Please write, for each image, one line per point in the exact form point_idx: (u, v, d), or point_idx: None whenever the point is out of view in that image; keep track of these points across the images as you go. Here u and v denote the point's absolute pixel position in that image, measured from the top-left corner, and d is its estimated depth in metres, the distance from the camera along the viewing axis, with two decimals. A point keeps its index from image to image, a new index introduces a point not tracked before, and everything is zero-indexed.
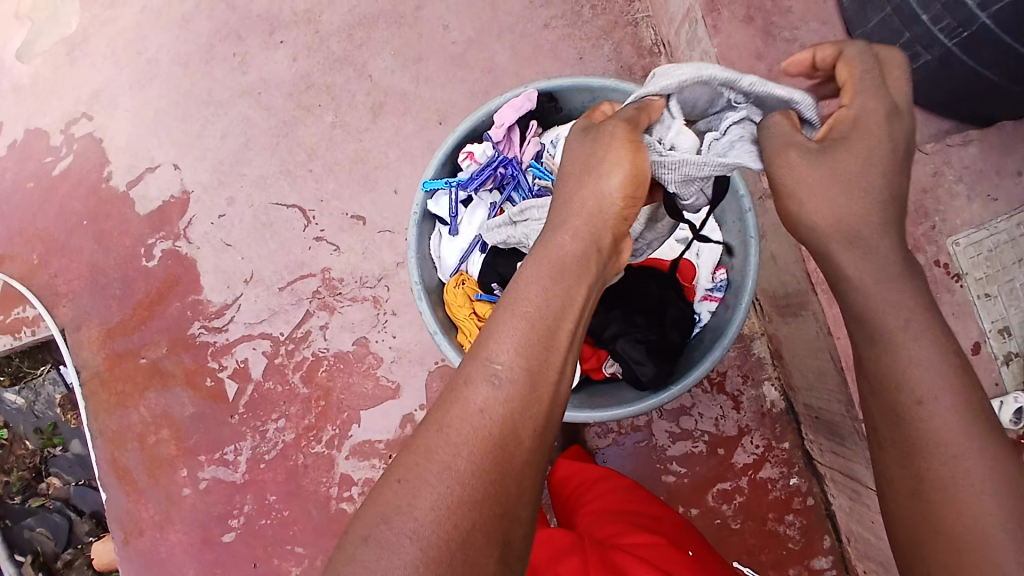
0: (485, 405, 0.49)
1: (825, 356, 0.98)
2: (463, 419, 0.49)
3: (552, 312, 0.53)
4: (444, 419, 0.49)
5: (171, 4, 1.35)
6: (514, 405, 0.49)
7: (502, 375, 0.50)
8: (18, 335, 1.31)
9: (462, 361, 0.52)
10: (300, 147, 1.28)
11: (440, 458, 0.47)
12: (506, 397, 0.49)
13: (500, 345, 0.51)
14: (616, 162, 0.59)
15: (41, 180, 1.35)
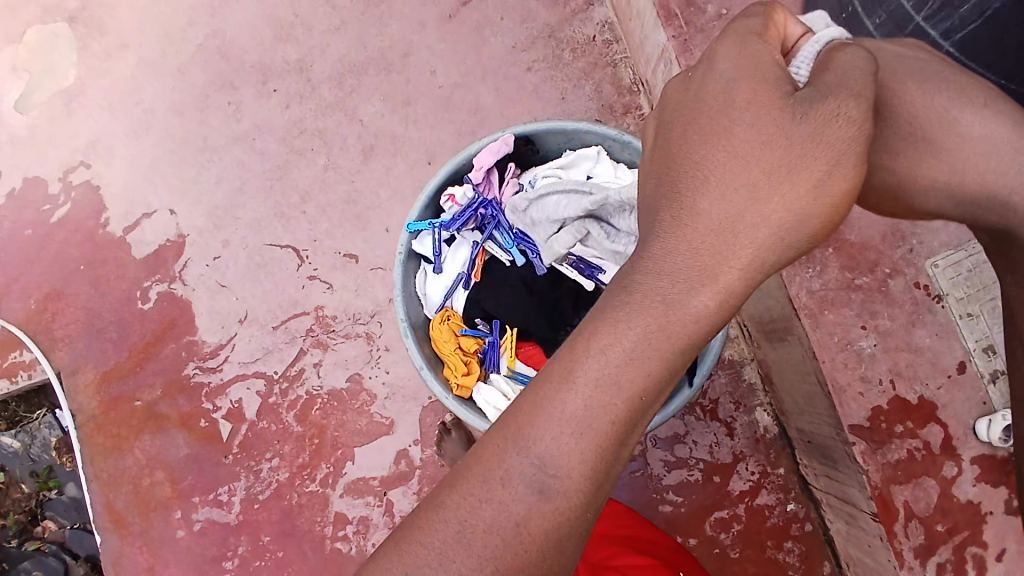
0: (524, 514, 0.45)
1: (813, 380, 0.99)
2: (501, 520, 0.45)
3: (634, 413, 0.46)
4: (476, 513, 0.45)
5: (167, 56, 1.41)
6: (558, 518, 0.45)
7: (551, 485, 0.45)
8: (14, 379, 1.32)
9: (513, 443, 0.46)
10: (293, 190, 1.32)
11: (461, 562, 0.44)
12: (551, 509, 0.45)
13: (562, 448, 0.45)
14: (775, 200, 0.46)
15: (39, 226, 1.38)
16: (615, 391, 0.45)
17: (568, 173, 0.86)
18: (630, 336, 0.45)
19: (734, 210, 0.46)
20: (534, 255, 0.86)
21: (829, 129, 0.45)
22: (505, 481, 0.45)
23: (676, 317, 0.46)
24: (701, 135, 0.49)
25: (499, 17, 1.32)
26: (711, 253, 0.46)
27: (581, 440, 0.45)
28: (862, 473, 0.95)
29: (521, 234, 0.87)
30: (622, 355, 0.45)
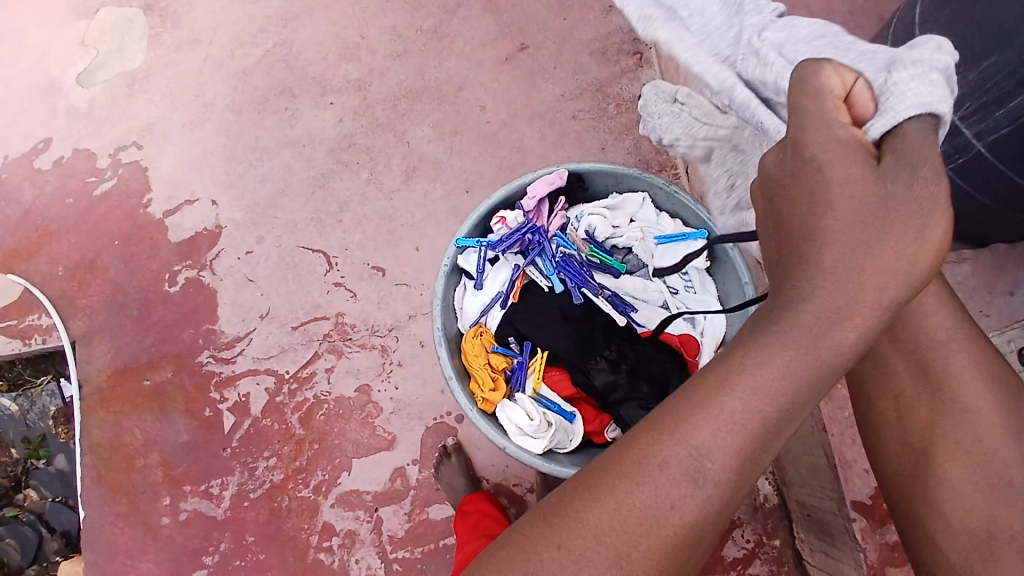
0: (678, 503, 0.43)
1: (819, 453, 1.00)
2: (658, 505, 0.43)
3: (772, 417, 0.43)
4: (620, 512, 0.43)
5: (233, 56, 1.48)
6: (710, 512, 0.43)
7: (707, 475, 0.42)
8: (28, 341, 1.33)
9: (657, 432, 0.44)
10: (333, 199, 1.36)
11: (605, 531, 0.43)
12: (704, 502, 0.43)
13: (704, 437, 0.43)
14: (890, 220, 0.41)
15: (81, 198, 1.42)
16: (763, 391, 0.42)
17: (612, 214, 0.92)
18: (758, 375, 0.43)
19: (859, 278, 0.41)
20: (572, 284, 0.90)
21: (934, 184, 0.42)
22: (615, 512, 0.43)
23: (820, 336, 0.42)
24: (801, 198, 0.44)
25: (553, 67, 1.39)
26: (836, 304, 0.42)
27: (704, 465, 0.43)
28: (859, 552, 0.95)
29: (563, 263, 0.91)
30: (764, 368, 0.43)
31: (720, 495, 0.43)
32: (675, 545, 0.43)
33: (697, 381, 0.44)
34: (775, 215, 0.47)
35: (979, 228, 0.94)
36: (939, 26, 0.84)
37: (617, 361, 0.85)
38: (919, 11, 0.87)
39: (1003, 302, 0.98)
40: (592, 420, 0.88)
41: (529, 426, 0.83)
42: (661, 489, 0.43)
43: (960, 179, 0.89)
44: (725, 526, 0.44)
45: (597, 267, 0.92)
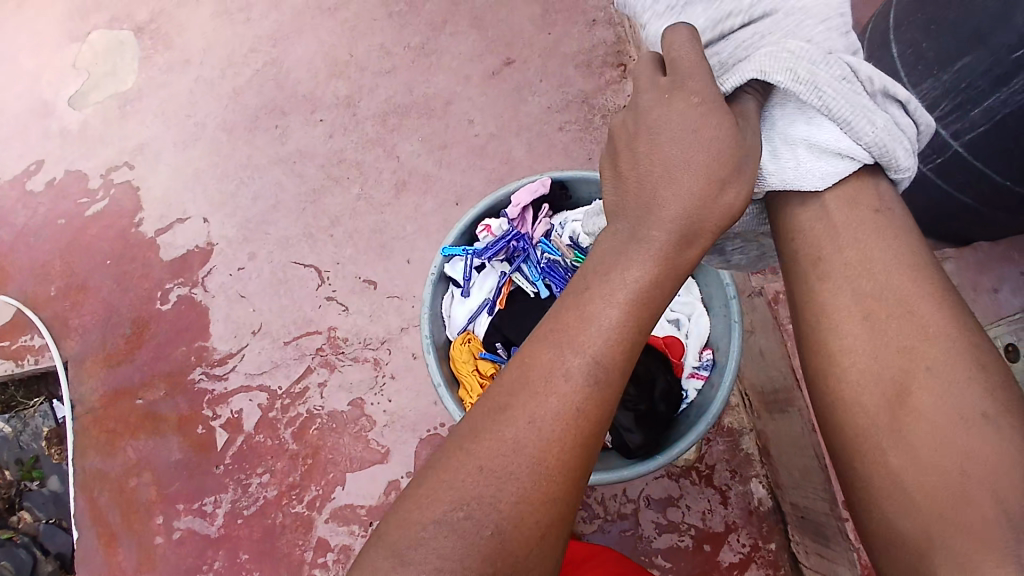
0: (506, 489, 0.45)
1: (810, 454, 1.01)
2: (489, 494, 0.45)
3: (580, 405, 0.47)
4: (460, 496, 0.45)
5: (224, 76, 1.50)
6: (534, 499, 0.45)
7: (525, 463, 0.46)
8: (20, 362, 1.34)
9: (503, 417, 0.47)
10: (324, 215, 1.37)
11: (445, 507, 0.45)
12: (526, 487, 0.45)
13: (524, 425, 0.47)
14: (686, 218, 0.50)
15: (73, 219, 1.43)
16: (575, 377, 0.47)
17: None
18: (572, 364, 0.47)
19: (657, 283, 0.49)
20: (558, 289, 0.93)
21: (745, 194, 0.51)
22: (465, 523, 0.45)
23: (621, 330, 0.48)
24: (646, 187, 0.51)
25: (539, 80, 1.41)
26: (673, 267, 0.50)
27: (553, 456, 0.46)
28: (853, 552, 0.96)
29: (549, 269, 0.94)
30: (580, 358, 0.48)
31: (563, 484, 0.46)
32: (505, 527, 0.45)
33: (527, 362, 0.49)
34: (628, 185, 0.53)
35: (957, 227, 0.96)
36: (911, 29, 0.87)
37: None
38: (892, 16, 0.91)
39: (990, 300, 0.99)
40: None
41: None
42: (510, 490, 0.45)
43: (939, 179, 0.90)
44: (554, 518, 0.46)
45: None
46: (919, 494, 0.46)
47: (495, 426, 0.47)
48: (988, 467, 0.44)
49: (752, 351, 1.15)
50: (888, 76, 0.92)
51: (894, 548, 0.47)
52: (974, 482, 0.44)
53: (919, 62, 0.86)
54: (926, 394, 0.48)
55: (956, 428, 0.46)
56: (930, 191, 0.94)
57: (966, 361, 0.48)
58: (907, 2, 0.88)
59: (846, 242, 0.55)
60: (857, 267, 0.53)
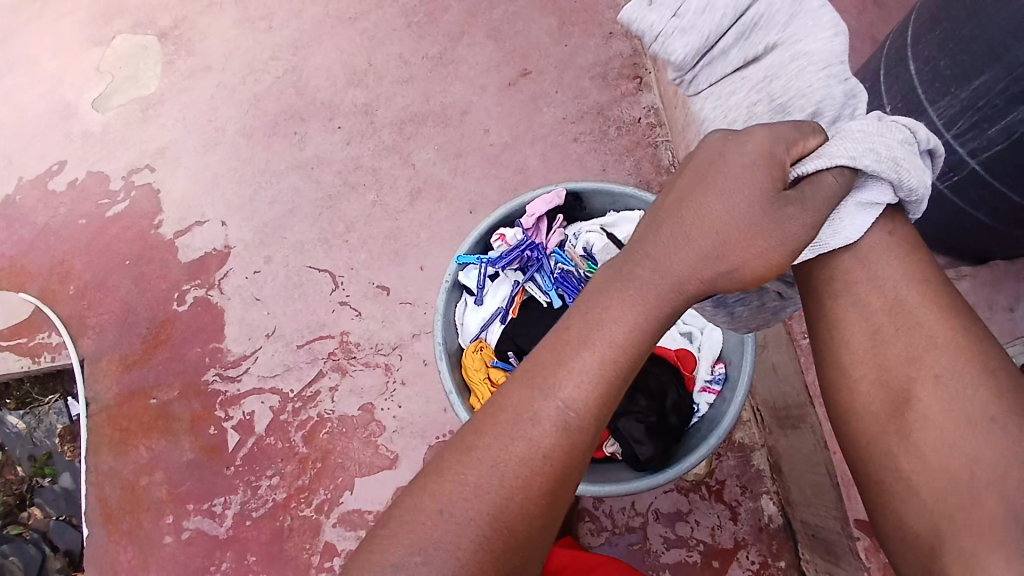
0: (471, 529, 0.47)
1: (822, 471, 1.01)
2: (456, 533, 0.46)
3: (553, 450, 0.49)
4: (427, 534, 0.47)
5: (244, 82, 1.52)
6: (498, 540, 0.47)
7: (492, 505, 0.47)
8: (37, 359, 1.36)
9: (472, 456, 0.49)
10: (340, 220, 1.39)
11: (408, 542, 0.46)
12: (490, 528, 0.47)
13: (493, 466, 0.48)
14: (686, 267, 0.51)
15: (93, 219, 1.45)
16: (552, 423, 0.49)
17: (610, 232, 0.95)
18: (547, 410, 0.49)
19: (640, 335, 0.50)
20: (570, 299, 0.94)
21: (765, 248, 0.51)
22: (422, 567, 0.46)
23: (600, 379, 0.50)
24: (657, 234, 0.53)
25: (554, 91, 1.42)
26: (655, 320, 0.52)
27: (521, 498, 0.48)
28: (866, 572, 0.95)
29: (562, 279, 0.95)
30: (555, 405, 0.49)
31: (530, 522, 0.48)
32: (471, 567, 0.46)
33: (504, 406, 0.50)
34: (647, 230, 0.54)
35: (972, 241, 0.96)
36: (929, 46, 0.87)
37: None
38: (910, 34, 0.91)
39: (1006, 317, 0.99)
40: None
41: None
42: (471, 532, 0.47)
43: (955, 197, 0.92)
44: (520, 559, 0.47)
45: None
46: (933, 499, 0.49)
47: (461, 465, 0.49)
48: (994, 472, 0.48)
49: (764, 366, 1.15)
50: (905, 93, 0.93)
51: (911, 550, 0.51)
52: (981, 485, 0.48)
53: (937, 80, 0.87)
54: (935, 403, 0.51)
55: (968, 437, 0.49)
56: (947, 207, 0.94)
57: (969, 370, 0.51)
58: (925, 19, 0.88)
59: (860, 270, 0.56)
60: (871, 290, 0.55)
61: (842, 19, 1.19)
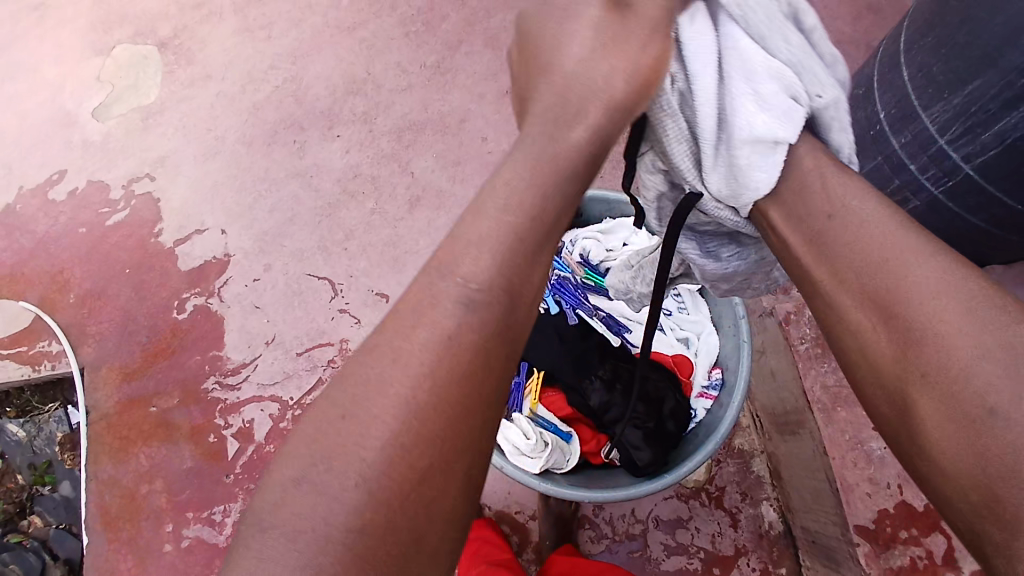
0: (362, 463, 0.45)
1: (821, 477, 1.02)
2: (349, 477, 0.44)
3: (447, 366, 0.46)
4: (324, 482, 0.44)
5: (244, 91, 1.53)
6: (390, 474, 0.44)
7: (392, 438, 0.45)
8: (37, 367, 1.36)
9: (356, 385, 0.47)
10: (339, 228, 1.39)
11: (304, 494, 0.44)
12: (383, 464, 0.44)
13: (384, 399, 0.46)
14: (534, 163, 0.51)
15: (94, 228, 1.46)
16: (438, 338, 0.47)
17: (606, 238, 0.97)
18: (431, 329, 0.47)
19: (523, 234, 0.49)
20: (567, 305, 0.96)
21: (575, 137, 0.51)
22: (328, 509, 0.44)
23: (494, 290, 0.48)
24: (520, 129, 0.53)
25: None
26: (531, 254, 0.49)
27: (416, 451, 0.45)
28: None
29: (558, 285, 0.96)
30: (444, 323, 0.47)
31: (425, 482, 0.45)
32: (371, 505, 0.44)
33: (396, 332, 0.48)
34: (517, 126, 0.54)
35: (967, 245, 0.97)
36: (922, 52, 0.89)
37: (612, 381, 0.88)
38: (903, 40, 0.93)
39: None
40: (590, 440, 0.91)
41: (526, 446, 0.85)
42: (368, 466, 0.44)
43: (951, 202, 0.93)
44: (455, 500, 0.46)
45: (591, 289, 0.98)
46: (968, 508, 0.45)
47: (356, 399, 0.46)
48: (1011, 465, 0.43)
49: (763, 371, 1.16)
50: (899, 99, 0.94)
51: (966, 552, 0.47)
52: (1001, 481, 0.43)
53: (930, 86, 0.88)
54: (928, 398, 0.47)
55: (970, 428, 0.45)
56: (942, 212, 0.95)
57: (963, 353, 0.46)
58: (918, 26, 0.90)
59: (828, 261, 0.54)
60: (840, 283, 0.52)
61: (836, 26, 1.20)
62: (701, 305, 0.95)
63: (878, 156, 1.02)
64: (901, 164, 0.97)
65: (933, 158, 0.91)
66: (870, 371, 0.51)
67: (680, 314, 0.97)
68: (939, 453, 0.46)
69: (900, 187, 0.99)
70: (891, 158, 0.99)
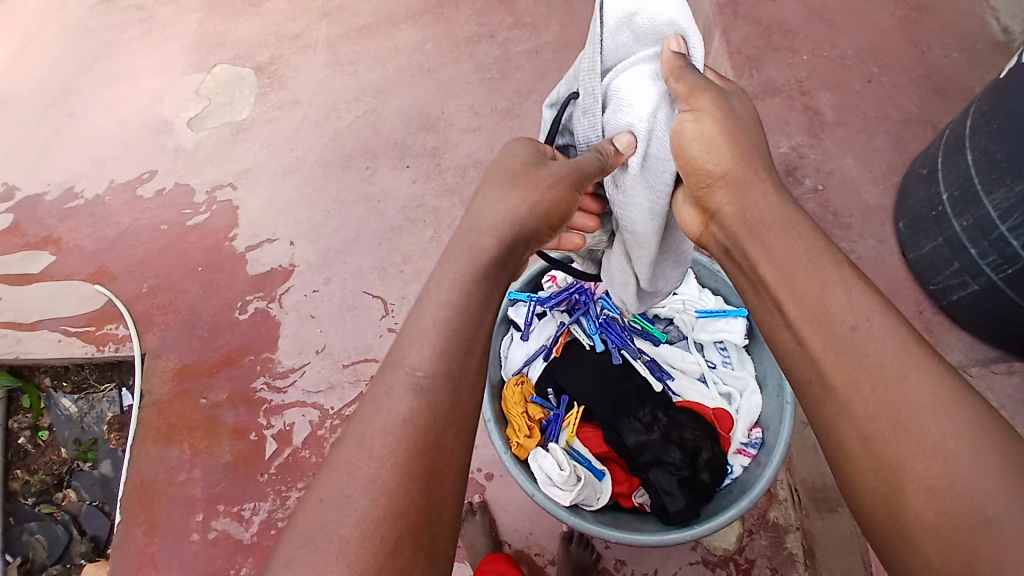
0: (404, 415, 0.54)
1: (856, 558, 0.99)
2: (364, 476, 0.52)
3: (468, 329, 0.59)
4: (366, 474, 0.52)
5: (328, 118, 1.65)
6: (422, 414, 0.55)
7: (423, 385, 0.55)
8: (101, 348, 1.44)
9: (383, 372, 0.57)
10: (398, 252, 1.46)
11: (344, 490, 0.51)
12: (418, 404, 0.55)
13: (418, 356, 0.57)
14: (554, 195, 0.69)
15: (174, 226, 1.56)
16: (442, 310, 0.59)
17: None
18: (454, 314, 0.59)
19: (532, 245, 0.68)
20: (613, 345, 0.97)
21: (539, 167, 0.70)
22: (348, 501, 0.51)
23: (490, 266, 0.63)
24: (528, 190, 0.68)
25: None
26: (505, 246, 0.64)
27: (414, 412, 0.54)
28: None
29: (606, 325, 0.98)
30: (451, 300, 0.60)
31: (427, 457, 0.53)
32: (387, 509, 0.50)
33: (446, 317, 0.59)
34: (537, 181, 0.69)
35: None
36: (987, 138, 0.92)
37: (650, 424, 0.90)
38: (969, 123, 0.96)
39: None
40: (622, 482, 0.92)
41: (558, 477, 0.85)
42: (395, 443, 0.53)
43: (1010, 290, 0.95)
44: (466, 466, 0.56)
45: (638, 332, 1.00)
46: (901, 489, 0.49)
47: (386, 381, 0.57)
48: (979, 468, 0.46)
49: (804, 444, 1.13)
50: (962, 181, 0.97)
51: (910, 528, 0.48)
52: (945, 498, 0.47)
53: (993, 171, 0.92)
54: (920, 469, 0.48)
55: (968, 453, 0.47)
56: (1001, 299, 0.97)
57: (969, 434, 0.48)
58: (984, 112, 0.93)
59: (889, 395, 0.51)
60: (896, 426, 0.50)
61: (903, 106, 1.23)
62: (748, 367, 0.96)
63: (937, 237, 1.03)
64: (962, 247, 0.99)
65: (994, 244, 0.94)
66: (902, 446, 0.50)
67: (727, 370, 0.97)
68: (925, 472, 0.48)
69: (960, 270, 1.00)
70: (952, 241, 1.01)
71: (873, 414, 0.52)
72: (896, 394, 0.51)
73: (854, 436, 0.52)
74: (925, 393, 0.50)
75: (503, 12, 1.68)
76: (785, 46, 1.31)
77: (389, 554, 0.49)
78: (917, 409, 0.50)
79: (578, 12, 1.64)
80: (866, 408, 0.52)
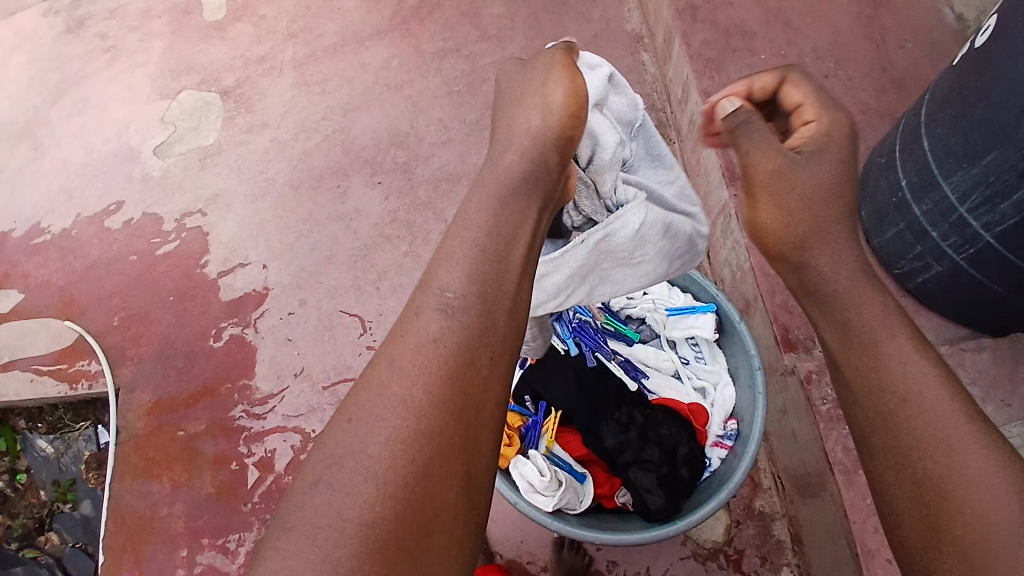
0: (438, 334, 0.55)
1: (842, 542, 1.00)
2: (401, 421, 0.51)
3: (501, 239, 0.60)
4: (405, 394, 0.52)
5: (297, 139, 1.64)
6: (468, 334, 0.55)
7: (454, 305, 0.56)
8: (75, 385, 1.41)
9: (414, 294, 0.57)
10: (373, 269, 1.45)
11: (377, 409, 0.51)
12: (459, 325, 0.55)
13: (448, 276, 0.57)
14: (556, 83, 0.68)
15: (145, 256, 1.54)
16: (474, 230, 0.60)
17: None
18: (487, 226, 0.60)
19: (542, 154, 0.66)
20: (587, 348, 0.97)
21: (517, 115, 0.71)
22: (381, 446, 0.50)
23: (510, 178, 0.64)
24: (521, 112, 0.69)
25: None
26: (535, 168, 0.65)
27: (444, 332, 0.55)
28: None
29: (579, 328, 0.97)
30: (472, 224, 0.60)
31: (457, 416, 0.52)
32: (425, 436, 0.50)
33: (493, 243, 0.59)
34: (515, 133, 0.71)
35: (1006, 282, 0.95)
36: (941, 125, 0.95)
37: (627, 423, 0.91)
38: (923, 113, 0.99)
39: None
40: (603, 484, 0.92)
41: (540, 483, 0.85)
42: (439, 362, 0.53)
43: (973, 269, 0.97)
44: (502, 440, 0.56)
45: (611, 334, 1.00)
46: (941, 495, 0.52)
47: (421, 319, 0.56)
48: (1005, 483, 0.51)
49: (784, 432, 1.13)
50: (919, 168, 0.99)
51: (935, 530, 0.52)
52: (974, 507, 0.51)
53: (949, 156, 0.94)
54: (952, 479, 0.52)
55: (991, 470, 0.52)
56: (964, 280, 0.99)
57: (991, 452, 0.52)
58: (938, 100, 0.96)
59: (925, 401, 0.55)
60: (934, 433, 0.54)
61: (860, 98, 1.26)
62: (718, 359, 0.97)
63: (898, 223, 1.05)
64: (922, 231, 1.01)
65: (953, 225, 0.96)
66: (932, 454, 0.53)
67: (699, 365, 0.98)
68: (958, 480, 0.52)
69: (922, 254, 1.03)
70: (912, 225, 1.03)
71: (910, 414, 0.55)
72: (925, 408, 0.55)
73: (891, 439, 0.56)
74: (951, 408, 0.55)
75: (467, 25, 1.70)
76: (744, 45, 1.34)
77: (435, 493, 0.49)
78: (952, 421, 0.54)
79: (543, 21, 1.65)
80: (909, 413, 0.55)
